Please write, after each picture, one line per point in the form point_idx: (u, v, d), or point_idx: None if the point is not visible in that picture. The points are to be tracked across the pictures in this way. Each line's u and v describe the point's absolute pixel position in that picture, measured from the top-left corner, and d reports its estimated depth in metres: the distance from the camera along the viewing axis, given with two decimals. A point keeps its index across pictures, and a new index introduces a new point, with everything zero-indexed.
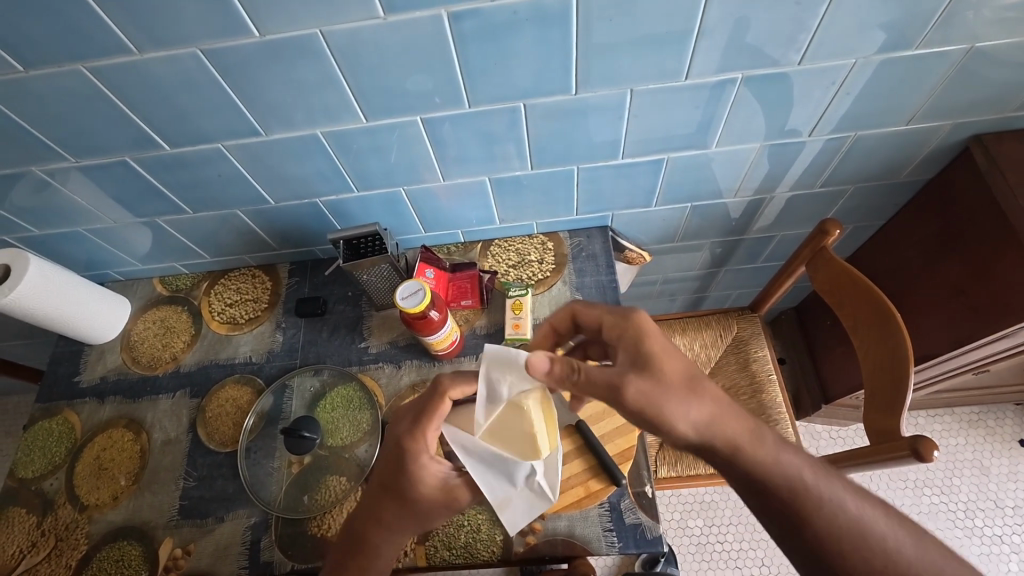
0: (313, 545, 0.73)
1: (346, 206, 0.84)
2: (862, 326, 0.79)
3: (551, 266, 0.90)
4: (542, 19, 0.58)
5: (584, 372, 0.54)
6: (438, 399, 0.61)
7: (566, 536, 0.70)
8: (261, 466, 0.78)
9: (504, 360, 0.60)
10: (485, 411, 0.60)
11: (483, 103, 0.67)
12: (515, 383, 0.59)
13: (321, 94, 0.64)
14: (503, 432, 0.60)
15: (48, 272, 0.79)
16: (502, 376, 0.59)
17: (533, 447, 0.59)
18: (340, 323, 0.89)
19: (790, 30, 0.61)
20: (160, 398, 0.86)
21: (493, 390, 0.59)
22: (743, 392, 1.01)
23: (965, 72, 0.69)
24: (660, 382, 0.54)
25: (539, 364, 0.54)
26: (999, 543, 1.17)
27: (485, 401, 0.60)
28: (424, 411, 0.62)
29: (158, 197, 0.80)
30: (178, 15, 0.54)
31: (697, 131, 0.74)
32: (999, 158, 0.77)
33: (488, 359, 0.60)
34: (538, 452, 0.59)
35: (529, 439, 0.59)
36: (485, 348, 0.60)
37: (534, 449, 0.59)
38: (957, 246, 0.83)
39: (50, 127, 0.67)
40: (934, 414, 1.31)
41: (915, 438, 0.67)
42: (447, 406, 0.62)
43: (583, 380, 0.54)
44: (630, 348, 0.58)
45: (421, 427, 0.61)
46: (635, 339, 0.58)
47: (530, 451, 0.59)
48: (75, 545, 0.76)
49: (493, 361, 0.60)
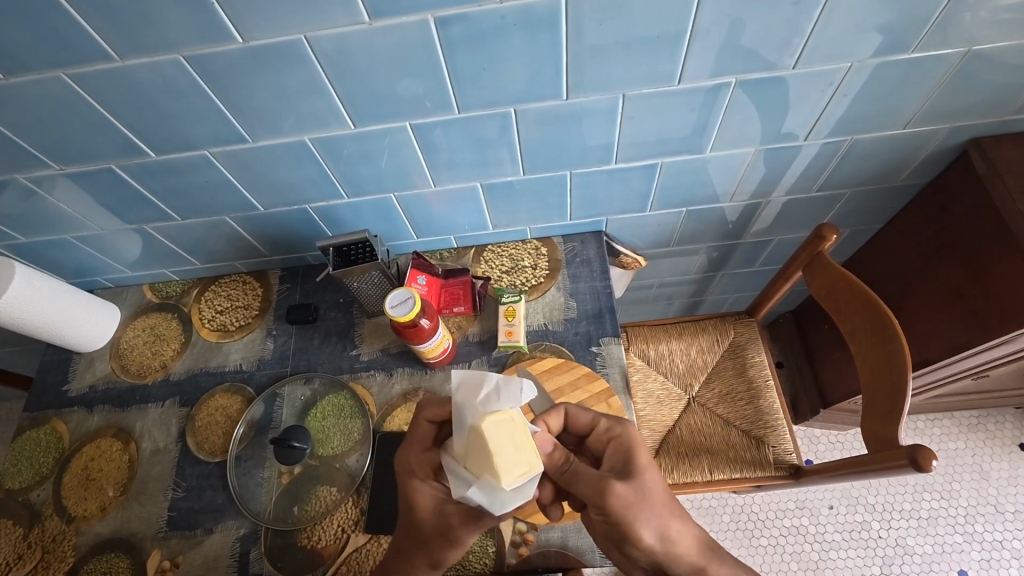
0: (303, 557, 0.72)
1: (337, 212, 0.83)
2: (860, 334, 0.78)
3: (545, 272, 0.89)
4: (530, 23, 0.57)
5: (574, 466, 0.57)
6: (416, 422, 0.62)
7: (560, 547, 0.69)
8: (251, 476, 0.77)
9: (470, 381, 0.57)
10: (459, 434, 0.55)
11: (473, 108, 0.66)
12: (477, 404, 0.55)
13: (309, 101, 0.63)
14: (475, 458, 0.53)
15: (35, 281, 0.78)
16: (465, 396, 0.56)
17: (495, 473, 0.51)
18: (331, 330, 0.88)
19: (785, 33, 0.60)
20: (149, 407, 0.85)
21: (459, 412, 0.56)
22: (741, 398, 1.00)
23: (963, 75, 0.68)
24: (644, 498, 0.54)
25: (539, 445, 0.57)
26: (999, 549, 1.16)
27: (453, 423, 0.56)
28: (407, 432, 0.62)
29: (145, 204, 0.79)
30: (158, 20, 0.53)
31: (692, 134, 0.73)
32: (998, 162, 0.76)
33: (455, 383, 0.57)
34: (501, 479, 0.51)
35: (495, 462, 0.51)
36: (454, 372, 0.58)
37: (496, 475, 0.51)
38: (956, 252, 0.82)
39: (34, 135, 0.66)
40: (933, 418, 1.30)
41: (913, 448, 0.65)
42: (429, 427, 0.61)
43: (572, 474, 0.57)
44: (618, 454, 0.59)
45: (409, 449, 0.61)
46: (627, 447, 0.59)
47: (495, 477, 0.51)
48: (63, 557, 0.75)
49: (459, 382, 0.57)
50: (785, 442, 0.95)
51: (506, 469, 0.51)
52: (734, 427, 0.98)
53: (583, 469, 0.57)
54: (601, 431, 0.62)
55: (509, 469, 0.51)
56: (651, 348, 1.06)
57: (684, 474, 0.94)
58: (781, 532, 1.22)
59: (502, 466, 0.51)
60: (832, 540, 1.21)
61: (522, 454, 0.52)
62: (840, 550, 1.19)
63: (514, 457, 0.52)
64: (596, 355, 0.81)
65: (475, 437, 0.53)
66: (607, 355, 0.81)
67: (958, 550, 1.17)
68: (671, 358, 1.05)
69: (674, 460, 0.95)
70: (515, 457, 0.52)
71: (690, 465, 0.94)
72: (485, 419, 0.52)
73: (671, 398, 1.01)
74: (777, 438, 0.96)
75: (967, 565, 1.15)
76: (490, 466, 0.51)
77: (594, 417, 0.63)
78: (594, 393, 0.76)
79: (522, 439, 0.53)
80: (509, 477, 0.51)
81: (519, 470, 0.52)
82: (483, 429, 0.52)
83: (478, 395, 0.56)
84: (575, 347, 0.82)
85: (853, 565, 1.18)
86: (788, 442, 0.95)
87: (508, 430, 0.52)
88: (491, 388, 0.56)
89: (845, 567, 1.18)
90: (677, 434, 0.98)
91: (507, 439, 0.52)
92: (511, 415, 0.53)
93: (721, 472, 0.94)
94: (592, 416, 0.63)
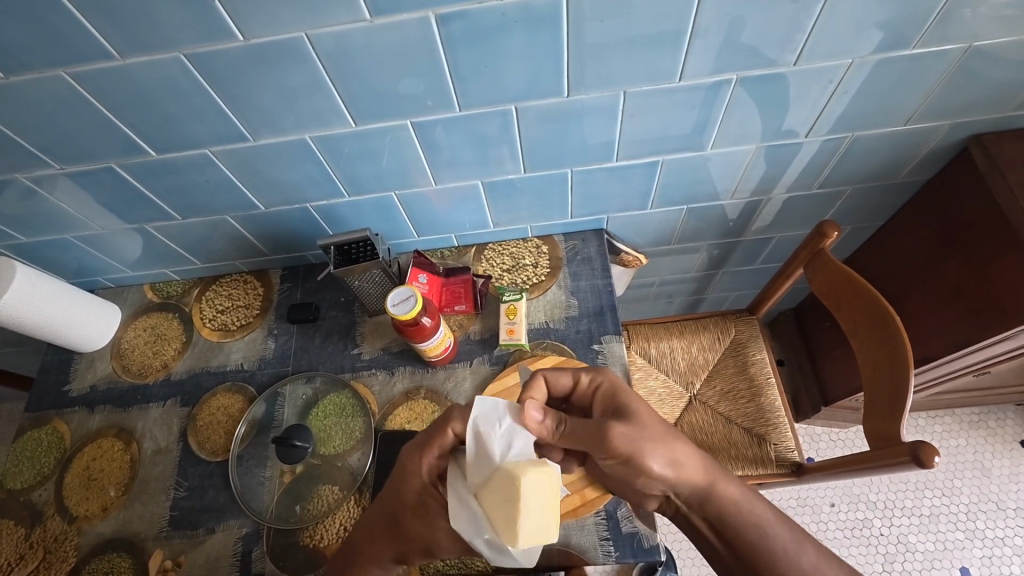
0: (306, 556, 0.72)
1: (338, 210, 0.83)
2: (861, 330, 0.78)
3: (546, 270, 0.89)
4: (531, 20, 0.57)
5: (569, 423, 0.57)
6: (441, 431, 0.57)
7: (562, 545, 0.69)
8: (253, 475, 0.77)
9: (497, 416, 0.56)
10: (479, 472, 0.54)
11: (474, 107, 0.67)
12: (500, 446, 0.54)
13: (309, 100, 0.64)
14: (494, 506, 0.52)
15: (36, 281, 0.78)
16: (494, 434, 0.54)
17: (513, 531, 0.49)
18: (332, 329, 0.88)
19: (786, 30, 0.60)
20: (151, 407, 0.85)
21: (482, 449, 0.54)
22: (742, 396, 1.00)
23: (964, 71, 0.67)
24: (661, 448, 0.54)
25: (529, 418, 0.56)
26: (1001, 545, 1.16)
27: (476, 459, 0.54)
28: (425, 438, 0.57)
29: (146, 203, 0.79)
30: (158, 19, 0.53)
31: (693, 131, 0.73)
32: (998, 158, 0.76)
33: (477, 413, 0.56)
34: (519, 539, 0.49)
35: (514, 524, 0.49)
36: (475, 404, 0.57)
37: (515, 533, 0.49)
38: (957, 248, 0.82)
39: (36, 135, 0.66)
40: (934, 415, 1.31)
41: (915, 444, 0.65)
42: (450, 437, 0.57)
43: (569, 431, 0.57)
44: (607, 402, 0.60)
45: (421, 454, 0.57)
46: (612, 395, 0.60)
47: (511, 534, 0.49)
48: (64, 557, 0.75)
49: (485, 416, 0.55)
50: (786, 439, 0.95)
51: (526, 531, 0.49)
52: (736, 425, 0.98)
53: (578, 426, 0.57)
54: (585, 385, 0.62)
55: (528, 531, 0.49)
56: (652, 346, 1.06)
57: None
58: None
59: (525, 528, 0.49)
60: (833, 538, 1.20)
61: (545, 519, 0.50)
62: (841, 547, 1.19)
63: (537, 520, 0.50)
64: (598, 353, 0.81)
65: (505, 486, 0.51)
66: (608, 352, 0.81)
67: (960, 547, 1.17)
68: (673, 355, 1.05)
69: None
70: (536, 523, 0.49)
71: None
72: (525, 473, 0.49)
73: (672, 397, 1.01)
74: (778, 436, 0.96)
75: (969, 562, 1.15)
76: (511, 522, 0.49)
77: (573, 374, 0.62)
78: None
79: (551, 505, 0.51)
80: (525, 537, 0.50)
81: (537, 534, 0.50)
82: (519, 485, 0.49)
83: (500, 435, 0.55)
84: (577, 345, 0.82)
85: (855, 562, 1.18)
86: (790, 439, 0.95)
87: (541, 492, 0.50)
88: (515, 432, 0.55)
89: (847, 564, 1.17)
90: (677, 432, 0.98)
91: (537, 501, 0.50)
92: (549, 475, 0.51)
93: None
94: (572, 375, 0.62)
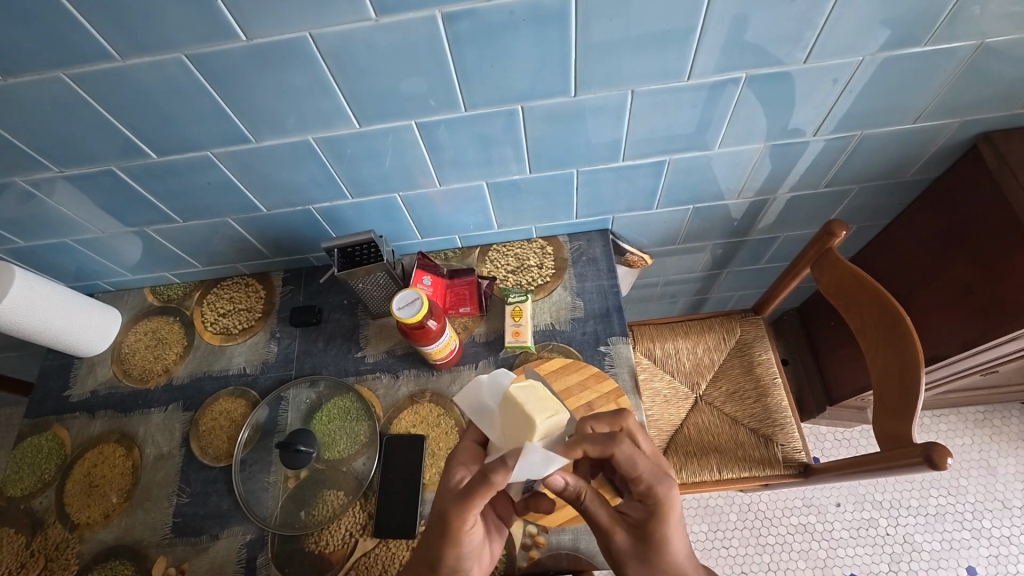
0: (311, 562, 0.71)
1: (340, 212, 0.82)
2: (872, 330, 0.77)
3: (551, 271, 0.88)
4: (537, 19, 0.56)
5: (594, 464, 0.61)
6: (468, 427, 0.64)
7: (571, 550, 0.68)
8: (256, 481, 0.76)
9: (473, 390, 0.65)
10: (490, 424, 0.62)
11: (480, 106, 0.66)
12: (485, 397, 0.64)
13: (313, 101, 0.63)
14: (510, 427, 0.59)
15: (35, 286, 0.77)
16: (478, 398, 0.64)
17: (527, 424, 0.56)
18: (336, 331, 0.87)
19: (795, 28, 0.60)
20: (152, 412, 0.84)
21: (479, 410, 0.63)
22: (748, 397, 1.00)
23: (974, 68, 0.67)
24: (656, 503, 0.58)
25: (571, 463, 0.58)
26: (1007, 545, 1.15)
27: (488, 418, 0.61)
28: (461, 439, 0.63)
29: (146, 206, 0.78)
30: (157, 17, 0.52)
31: (698, 130, 0.72)
32: (1008, 155, 0.75)
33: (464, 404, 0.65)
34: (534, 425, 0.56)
35: (523, 417, 0.57)
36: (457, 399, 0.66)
37: (529, 423, 0.56)
38: (966, 244, 0.81)
39: (33, 137, 0.65)
40: (939, 414, 1.30)
41: (926, 445, 0.64)
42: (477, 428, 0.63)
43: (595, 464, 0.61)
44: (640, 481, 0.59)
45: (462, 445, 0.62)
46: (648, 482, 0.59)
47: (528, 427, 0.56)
48: (66, 565, 0.74)
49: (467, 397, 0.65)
50: (793, 440, 0.95)
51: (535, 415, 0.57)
52: (742, 426, 0.97)
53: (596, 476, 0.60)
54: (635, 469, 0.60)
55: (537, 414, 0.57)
56: (657, 346, 1.06)
57: (693, 473, 0.93)
58: (788, 531, 1.22)
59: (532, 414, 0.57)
60: (838, 538, 1.20)
61: (544, 403, 0.58)
62: (846, 547, 1.19)
63: (537, 405, 0.58)
64: (605, 355, 0.80)
65: (506, 410, 0.60)
66: (615, 354, 0.80)
67: (966, 546, 1.16)
68: (677, 356, 1.05)
69: (683, 459, 0.94)
70: (539, 406, 0.57)
71: (698, 465, 0.94)
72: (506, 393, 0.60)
73: (678, 397, 1.01)
74: (786, 436, 0.95)
75: (976, 562, 1.15)
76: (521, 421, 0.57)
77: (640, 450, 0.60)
78: (603, 393, 0.76)
79: (540, 394, 0.59)
80: (542, 426, 0.56)
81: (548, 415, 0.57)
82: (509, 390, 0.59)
83: (482, 393, 0.64)
84: (583, 347, 0.81)
85: (859, 562, 1.17)
86: (797, 440, 0.95)
87: (529, 391, 0.59)
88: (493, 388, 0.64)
89: (852, 565, 1.17)
90: (684, 434, 0.97)
91: (529, 398, 0.59)
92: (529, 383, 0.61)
93: (730, 472, 0.93)
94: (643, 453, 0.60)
